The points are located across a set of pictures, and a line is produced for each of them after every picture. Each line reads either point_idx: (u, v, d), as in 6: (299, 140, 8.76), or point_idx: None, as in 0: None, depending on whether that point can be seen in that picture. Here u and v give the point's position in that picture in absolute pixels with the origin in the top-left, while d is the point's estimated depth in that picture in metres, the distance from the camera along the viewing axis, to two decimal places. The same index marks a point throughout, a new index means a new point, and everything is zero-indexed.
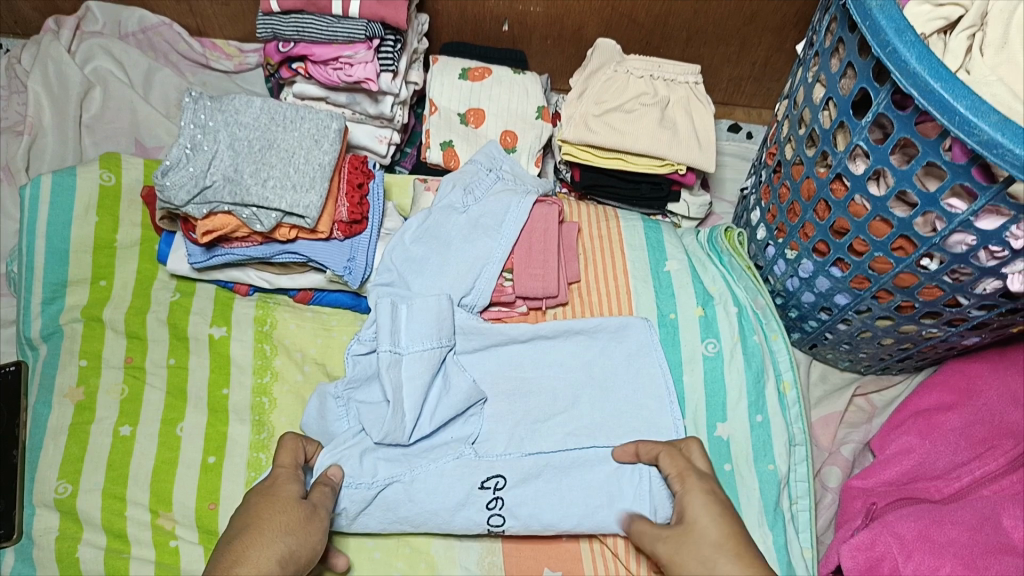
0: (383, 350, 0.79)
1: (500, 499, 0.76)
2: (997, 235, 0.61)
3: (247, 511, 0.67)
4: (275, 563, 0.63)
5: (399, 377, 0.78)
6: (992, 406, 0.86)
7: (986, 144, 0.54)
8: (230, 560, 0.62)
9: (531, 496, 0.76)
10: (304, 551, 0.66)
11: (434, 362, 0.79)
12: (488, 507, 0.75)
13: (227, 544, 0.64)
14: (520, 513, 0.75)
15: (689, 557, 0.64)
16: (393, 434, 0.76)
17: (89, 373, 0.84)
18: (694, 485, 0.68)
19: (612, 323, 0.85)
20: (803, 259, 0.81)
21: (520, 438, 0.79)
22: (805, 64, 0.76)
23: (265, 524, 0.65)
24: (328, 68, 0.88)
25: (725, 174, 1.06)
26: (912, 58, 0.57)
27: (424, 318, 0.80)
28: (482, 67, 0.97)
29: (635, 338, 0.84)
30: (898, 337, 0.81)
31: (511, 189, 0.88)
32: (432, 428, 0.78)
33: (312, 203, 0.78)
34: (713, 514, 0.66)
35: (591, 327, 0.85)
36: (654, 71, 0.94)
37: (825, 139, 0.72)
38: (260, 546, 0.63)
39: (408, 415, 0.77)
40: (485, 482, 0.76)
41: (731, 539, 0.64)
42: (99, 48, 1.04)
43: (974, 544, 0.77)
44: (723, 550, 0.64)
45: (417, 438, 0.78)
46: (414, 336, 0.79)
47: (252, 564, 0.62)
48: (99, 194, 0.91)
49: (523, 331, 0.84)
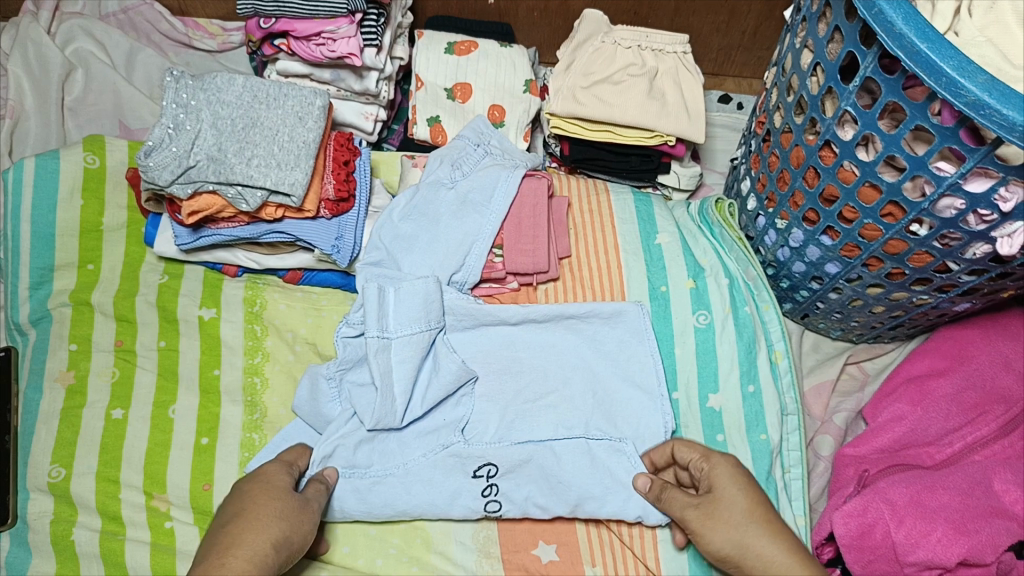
0: (371, 334, 0.78)
1: (495, 485, 0.76)
2: (985, 198, 0.61)
3: (239, 497, 0.67)
4: (270, 547, 0.63)
5: (389, 362, 0.77)
6: (984, 371, 0.86)
7: (973, 105, 0.54)
8: (225, 542, 0.62)
9: (524, 482, 0.77)
10: (297, 537, 0.66)
11: (424, 344, 0.79)
12: (483, 494, 0.76)
13: (217, 530, 0.64)
14: (513, 496, 0.76)
15: (718, 524, 0.65)
16: (385, 420, 0.76)
17: (80, 357, 0.84)
18: (719, 462, 0.69)
19: (607, 308, 0.83)
20: (794, 227, 0.81)
21: (510, 420, 0.79)
22: (793, 30, 0.75)
23: (261, 510, 0.65)
24: (311, 44, 0.87)
25: (715, 145, 1.05)
26: (899, 19, 0.56)
27: (413, 301, 0.79)
28: (468, 41, 0.96)
29: (629, 324, 0.84)
30: (889, 304, 0.81)
31: (500, 164, 0.88)
32: (423, 410, 0.79)
33: (297, 180, 0.78)
34: (739, 483, 0.67)
35: (582, 312, 0.83)
36: (642, 41, 0.92)
37: (813, 106, 0.71)
38: (257, 530, 0.63)
39: (399, 398, 0.77)
40: (476, 471, 0.77)
41: (758, 508, 0.65)
42: (79, 29, 1.03)
43: (966, 509, 0.77)
44: (750, 516, 0.65)
45: (409, 420, 0.78)
46: (403, 319, 0.79)
47: (248, 546, 0.62)
48: (83, 177, 0.90)
49: (515, 314, 0.83)
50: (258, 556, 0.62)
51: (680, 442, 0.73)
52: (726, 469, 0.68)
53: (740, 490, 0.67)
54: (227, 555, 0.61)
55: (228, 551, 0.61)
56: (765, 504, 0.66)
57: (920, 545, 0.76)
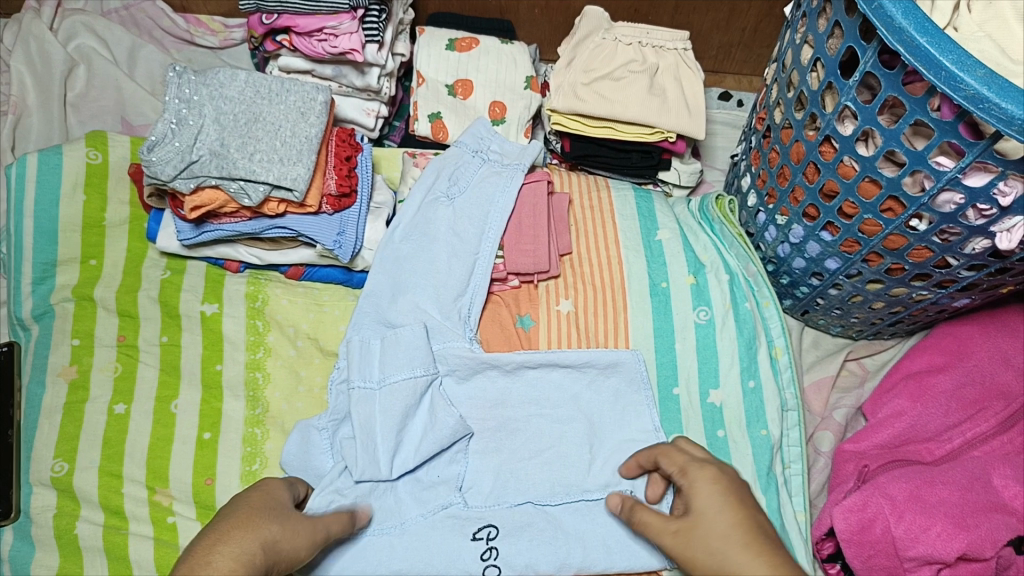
0: (355, 386, 0.78)
1: (494, 549, 0.74)
2: (984, 192, 0.62)
3: (230, 504, 0.64)
4: (260, 547, 0.59)
5: (371, 412, 0.77)
6: (983, 367, 0.87)
7: (972, 99, 0.54)
8: (212, 539, 0.59)
9: (526, 546, 0.74)
10: (291, 547, 0.62)
11: (417, 390, 0.78)
12: (481, 558, 0.74)
13: (203, 531, 0.61)
14: (513, 562, 0.74)
15: (696, 553, 0.60)
16: (369, 471, 0.75)
17: (83, 352, 0.84)
18: (697, 478, 0.64)
19: (602, 360, 0.82)
20: (794, 224, 0.81)
21: (509, 429, 0.80)
22: (793, 26, 0.75)
23: (254, 514, 0.62)
24: (313, 39, 0.87)
25: (715, 142, 1.06)
26: (898, 13, 0.56)
27: (399, 350, 0.79)
28: (469, 37, 0.96)
29: (625, 375, 0.82)
30: (889, 300, 0.81)
31: (497, 173, 0.89)
32: (414, 462, 0.77)
33: (300, 175, 0.78)
34: (719, 506, 0.61)
35: (577, 362, 0.82)
36: (643, 37, 0.92)
37: (813, 101, 0.71)
38: (247, 529, 0.60)
39: (382, 448, 0.76)
40: (476, 533, 0.75)
41: (738, 529, 0.59)
42: (81, 26, 1.03)
43: (965, 503, 0.78)
44: (727, 542, 0.59)
45: (401, 472, 0.76)
46: (389, 368, 0.79)
47: (234, 543, 0.58)
48: (86, 173, 0.90)
49: (511, 362, 0.82)
50: (243, 555, 0.58)
51: (664, 450, 0.69)
52: (704, 488, 0.63)
53: (722, 513, 0.61)
54: (213, 550, 0.57)
55: (214, 548, 0.58)
56: (749, 524, 0.60)
57: (920, 540, 0.76)
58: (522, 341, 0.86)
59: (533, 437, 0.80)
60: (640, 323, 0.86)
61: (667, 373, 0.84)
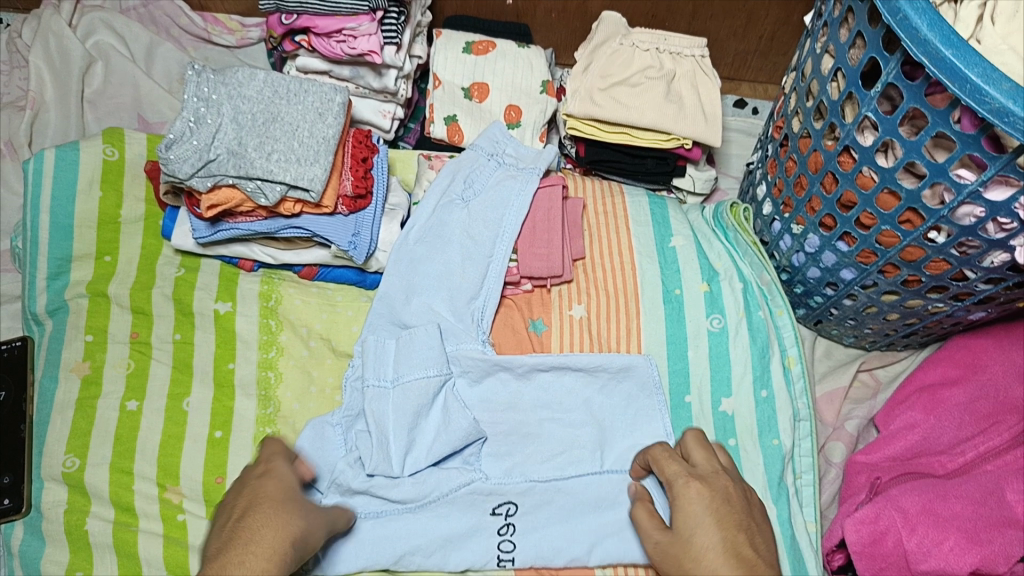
0: (370, 382, 0.78)
1: (512, 525, 0.76)
2: (1005, 206, 0.61)
3: (253, 493, 0.64)
4: (289, 543, 0.61)
5: (385, 410, 0.77)
6: (997, 382, 0.86)
7: (996, 113, 0.54)
8: (242, 539, 0.59)
9: (534, 553, 0.75)
10: (311, 540, 0.64)
11: (431, 390, 0.78)
12: (498, 533, 0.75)
13: (228, 527, 0.61)
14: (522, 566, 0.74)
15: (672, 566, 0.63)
16: (382, 467, 0.75)
17: (96, 348, 0.84)
18: (679, 492, 0.64)
19: (614, 365, 0.82)
20: (810, 233, 0.81)
21: (520, 435, 0.80)
22: (813, 35, 0.74)
23: (281, 505, 0.63)
24: (331, 41, 0.87)
25: (731, 150, 1.06)
26: (923, 25, 0.56)
27: (413, 350, 0.79)
28: (486, 41, 0.97)
29: (638, 379, 0.82)
30: (904, 312, 0.81)
31: (513, 176, 0.89)
32: (426, 462, 0.77)
33: (316, 176, 0.78)
34: (699, 525, 0.62)
35: (591, 366, 0.82)
36: (661, 44, 0.92)
37: (833, 111, 0.71)
38: (275, 526, 0.60)
39: (395, 446, 0.76)
40: (497, 508, 0.76)
41: (715, 551, 0.61)
42: (100, 22, 1.04)
43: (979, 518, 0.77)
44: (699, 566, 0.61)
45: (411, 471, 0.76)
46: (404, 366, 0.79)
47: (266, 542, 0.59)
48: (103, 169, 0.90)
49: (523, 365, 0.81)
50: (276, 555, 0.59)
51: (656, 458, 0.69)
52: (686, 503, 0.63)
53: (699, 533, 0.62)
54: (245, 553, 0.58)
55: (247, 547, 0.59)
56: (726, 547, 0.61)
57: (932, 554, 0.76)
58: (535, 345, 0.86)
59: (544, 442, 0.79)
60: (653, 330, 0.86)
61: (679, 380, 0.84)
